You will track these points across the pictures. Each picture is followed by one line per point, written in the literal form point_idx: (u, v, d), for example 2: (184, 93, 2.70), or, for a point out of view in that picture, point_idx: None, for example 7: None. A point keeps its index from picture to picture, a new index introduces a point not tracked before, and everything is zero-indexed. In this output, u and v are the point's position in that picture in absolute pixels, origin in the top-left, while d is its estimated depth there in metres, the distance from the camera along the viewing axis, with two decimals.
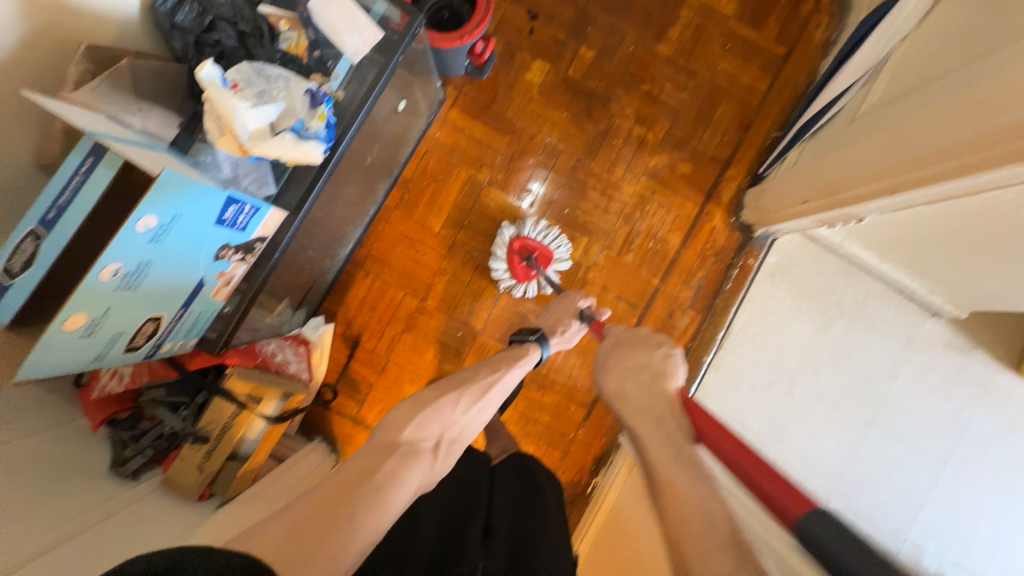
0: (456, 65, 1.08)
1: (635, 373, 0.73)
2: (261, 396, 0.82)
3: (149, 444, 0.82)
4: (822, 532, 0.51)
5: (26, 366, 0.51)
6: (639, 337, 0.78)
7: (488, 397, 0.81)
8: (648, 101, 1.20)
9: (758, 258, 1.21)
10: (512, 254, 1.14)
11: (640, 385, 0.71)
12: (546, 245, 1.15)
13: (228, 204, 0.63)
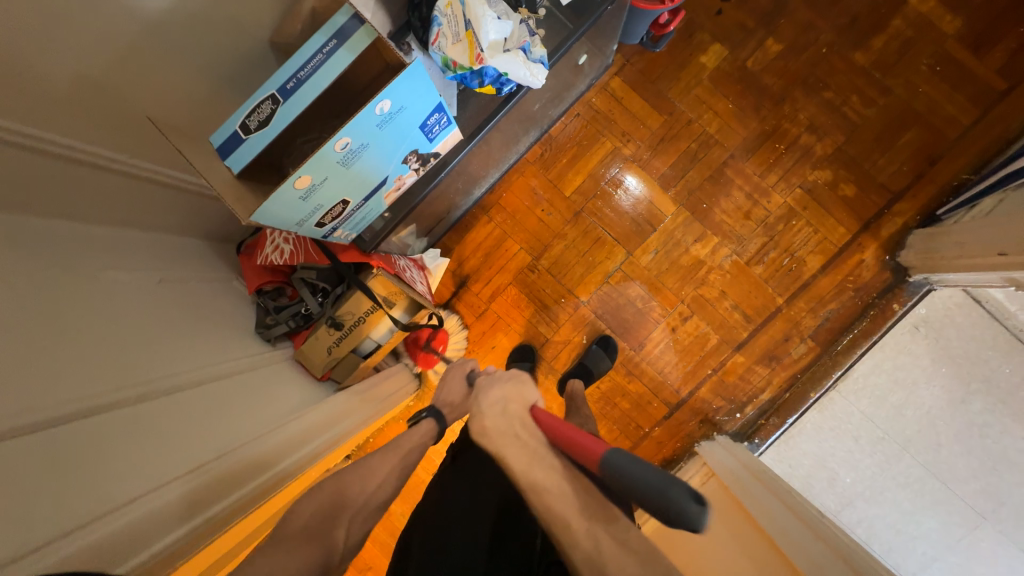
0: (636, 32, 1.06)
1: (502, 399, 0.65)
2: (394, 301, 0.89)
3: (287, 318, 0.89)
4: (622, 464, 0.47)
5: (260, 211, 0.57)
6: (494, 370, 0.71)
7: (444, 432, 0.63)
8: (825, 110, 1.11)
9: (904, 306, 1.09)
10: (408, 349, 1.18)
11: (498, 413, 0.62)
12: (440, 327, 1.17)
13: (435, 110, 0.66)
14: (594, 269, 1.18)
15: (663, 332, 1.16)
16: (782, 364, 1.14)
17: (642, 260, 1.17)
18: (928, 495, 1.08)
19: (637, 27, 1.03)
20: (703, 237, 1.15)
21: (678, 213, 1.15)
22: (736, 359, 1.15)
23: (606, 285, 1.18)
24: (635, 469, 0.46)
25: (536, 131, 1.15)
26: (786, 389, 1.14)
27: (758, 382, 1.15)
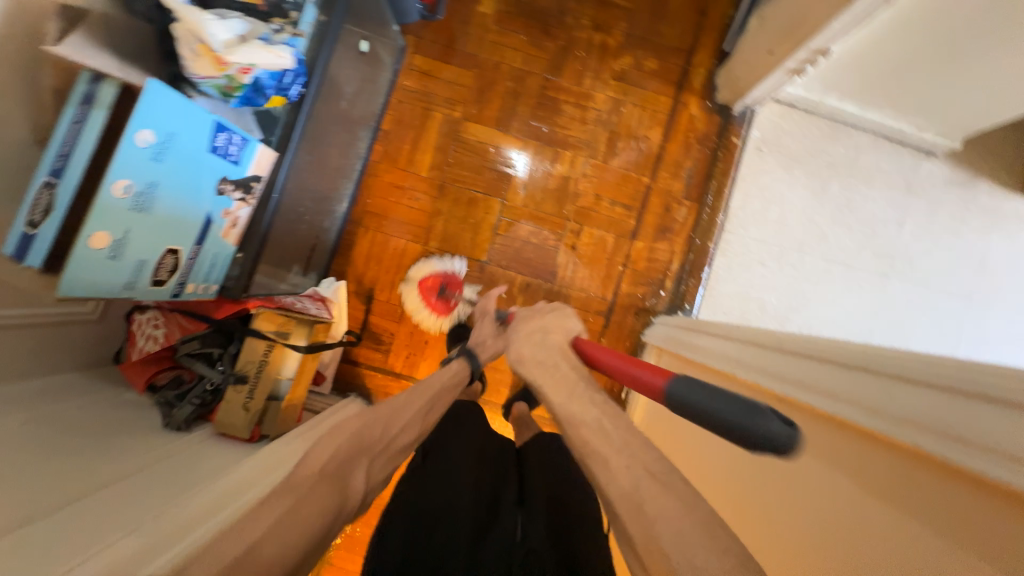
0: (409, 9, 1.13)
1: (527, 339, 0.66)
2: (289, 330, 0.88)
3: (195, 398, 0.85)
4: (682, 392, 0.48)
5: (66, 283, 0.57)
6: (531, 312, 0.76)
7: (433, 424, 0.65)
8: (603, 8, 1.22)
9: (741, 136, 1.21)
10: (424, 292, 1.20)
11: (535, 344, 0.65)
12: (450, 271, 1.20)
13: (216, 130, 0.67)
14: (481, 228, 1.22)
15: (566, 252, 1.22)
16: (675, 231, 1.23)
17: (518, 200, 1.22)
18: (841, 282, 1.19)
19: (405, 2, 1.09)
20: (558, 156, 1.22)
21: (527, 146, 1.22)
22: (638, 246, 1.22)
23: (497, 236, 1.22)
24: (729, 413, 0.43)
25: (368, 130, 1.19)
26: (688, 249, 1.23)
27: (665, 257, 1.23)
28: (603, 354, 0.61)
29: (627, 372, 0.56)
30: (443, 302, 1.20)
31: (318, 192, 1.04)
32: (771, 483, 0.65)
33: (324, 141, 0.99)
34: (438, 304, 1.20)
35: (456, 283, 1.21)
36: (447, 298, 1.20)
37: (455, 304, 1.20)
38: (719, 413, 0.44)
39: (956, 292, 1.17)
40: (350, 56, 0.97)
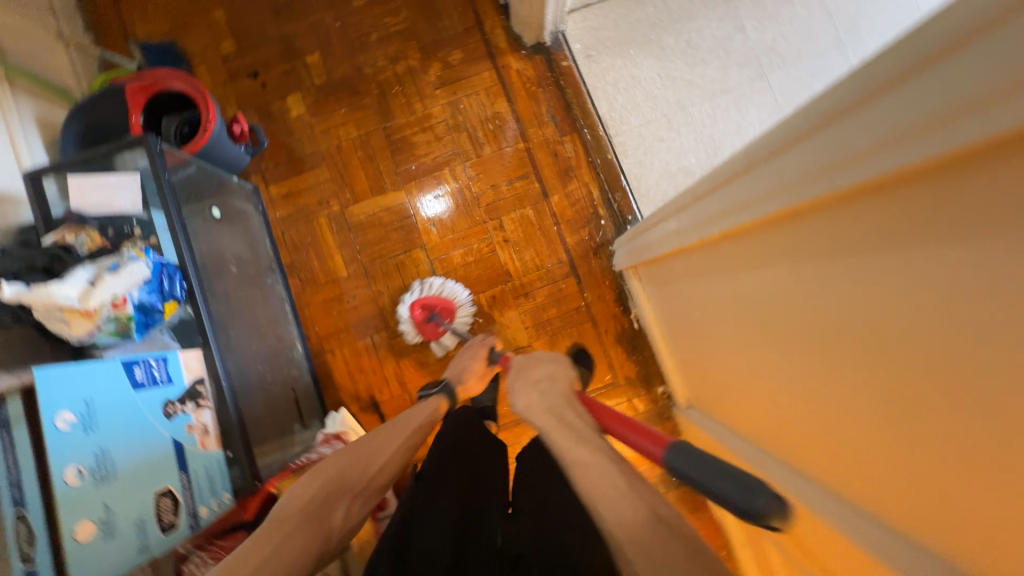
0: (236, 156, 1.16)
1: (534, 387, 0.72)
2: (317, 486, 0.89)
3: None
4: (689, 467, 0.52)
5: None
6: (539, 356, 0.81)
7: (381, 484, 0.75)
8: (387, 42, 1.27)
9: (568, 57, 1.25)
10: (415, 316, 1.19)
11: (540, 396, 0.70)
12: (445, 300, 1.19)
13: (130, 370, 0.71)
14: (422, 281, 1.24)
15: (503, 249, 1.24)
16: (575, 166, 1.25)
17: (434, 238, 1.24)
18: (731, 106, 1.21)
19: (229, 152, 1.13)
20: (439, 180, 1.25)
21: (409, 191, 1.25)
22: (555, 200, 1.25)
23: (440, 278, 1.23)
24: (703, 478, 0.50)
25: (276, 273, 1.20)
26: (596, 173, 1.25)
27: (582, 193, 1.25)
28: (606, 416, 0.65)
29: (633, 434, 0.60)
30: (430, 328, 1.19)
31: (268, 353, 1.05)
32: (784, 313, 0.60)
33: (242, 311, 1.01)
34: (427, 330, 1.19)
35: (447, 311, 1.19)
36: (436, 325, 1.18)
37: (443, 331, 1.18)
38: (714, 484, 0.49)
39: (825, 46, 1.21)
40: (213, 231, 1.01)
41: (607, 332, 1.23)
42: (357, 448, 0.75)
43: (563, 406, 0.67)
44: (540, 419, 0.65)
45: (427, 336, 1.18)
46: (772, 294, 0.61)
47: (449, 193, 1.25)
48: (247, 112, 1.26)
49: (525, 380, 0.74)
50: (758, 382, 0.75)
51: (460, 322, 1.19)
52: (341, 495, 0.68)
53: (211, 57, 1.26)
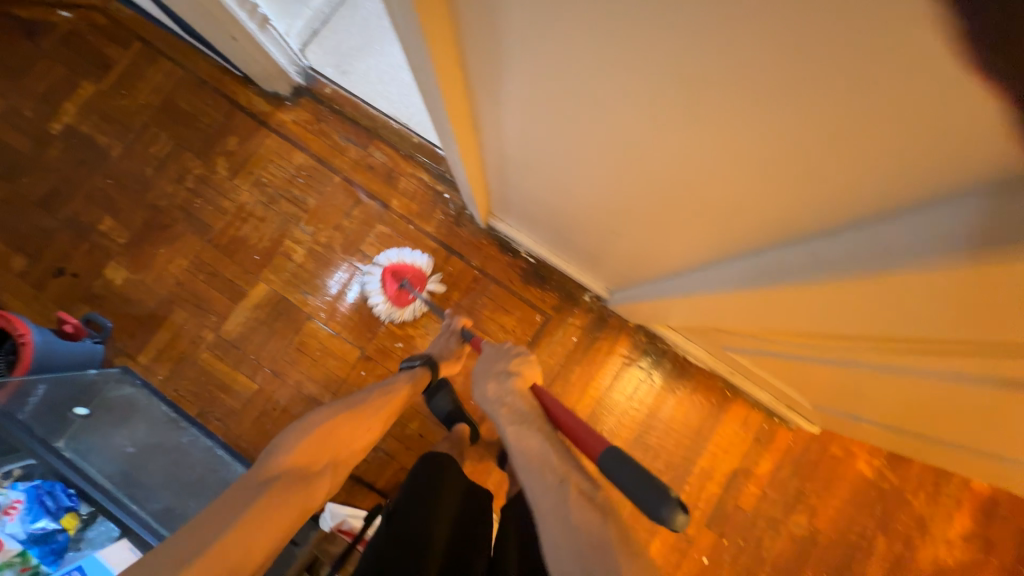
0: (84, 349, 1.12)
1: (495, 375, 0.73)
2: None
3: None
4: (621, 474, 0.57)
5: None
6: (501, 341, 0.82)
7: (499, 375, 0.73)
8: (165, 169, 1.26)
9: (328, 83, 1.28)
10: (386, 276, 1.19)
11: (501, 385, 0.71)
12: (421, 267, 1.21)
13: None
14: (329, 346, 1.22)
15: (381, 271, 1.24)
16: (394, 166, 1.28)
17: (315, 303, 1.23)
18: None
19: (75, 352, 1.09)
20: (288, 253, 1.24)
21: (267, 278, 1.23)
22: (396, 204, 1.27)
23: (343, 332, 1.22)
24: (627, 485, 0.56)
25: (190, 427, 1.14)
26: (415, 160, 1.28)
27: (414, 183, 1.27)
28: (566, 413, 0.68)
29: (582, 433, 0.64)
30: (401, 296, 1.20)
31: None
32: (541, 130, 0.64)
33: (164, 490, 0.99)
34: (398, 298, 1.20)
35: (417, 279, 1.21)
36: (407, 291, 1.19)
37: (412, 299, 1.20)
38: (640, 495, 0.55)
39: None
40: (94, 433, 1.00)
41: (511, 281, 1.25)
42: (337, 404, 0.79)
43: (515, 398, 0.69)
44: (497, 411, 0.69)
45: (397, 303, 1.19)
46: (540, 137, 0.66)
47: (303, 256, 1.24)
48: (75, 307, 1.21)
49: (491, 368, 0.74)
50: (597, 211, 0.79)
51: (416, 309, 1.20)
52: (326, 454, 0.71)
53: (8, 281, 1.21)
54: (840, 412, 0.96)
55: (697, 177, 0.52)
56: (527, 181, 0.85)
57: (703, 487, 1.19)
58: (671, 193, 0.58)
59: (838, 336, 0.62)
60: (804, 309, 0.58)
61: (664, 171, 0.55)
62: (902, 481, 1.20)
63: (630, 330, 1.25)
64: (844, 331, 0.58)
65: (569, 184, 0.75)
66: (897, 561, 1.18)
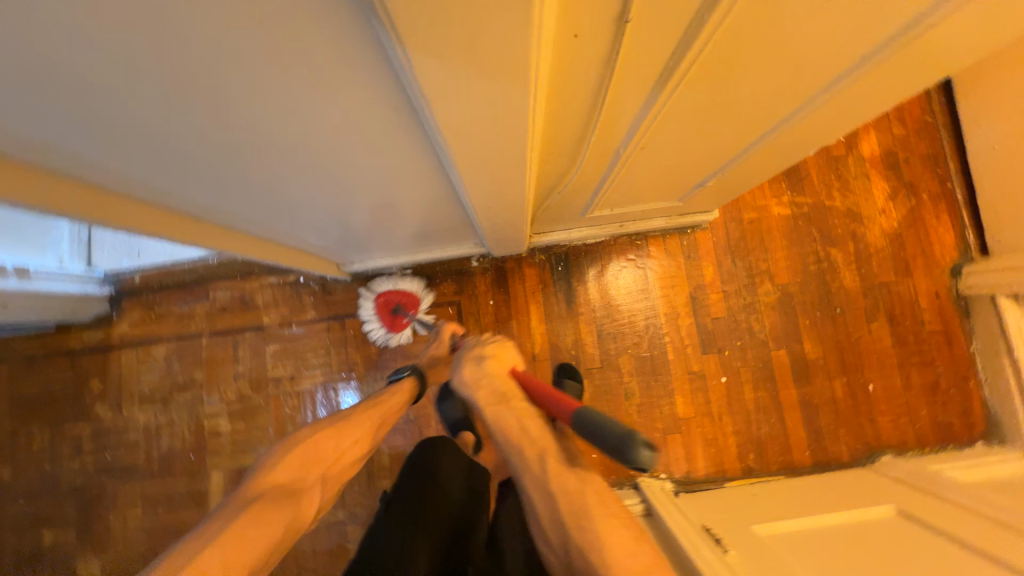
0: None
1: (486, 361, 0.71)
2: None
3: None
4: (589, 428, 0.55)
5: None
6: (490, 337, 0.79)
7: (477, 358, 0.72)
8: (60, 452, 1.22)
9: (132, 273, 1.26)
10: (376, 310, 1.20)
11: (489, 364, 0.71)
12: (414, 290, 1.22)
13: None
14: None
15: (301, 380, 1.24)
16: (242, 291, 1.26)
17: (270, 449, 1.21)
18: None
19: None
20: (214, 431, 1.22)
21: (214, 464, 1.20)
22: (269, 319, 1.25)
23: None
24: (605, 430, 0.54)
25: None
26: (254, 273, 1.26)
27: (269, 291, 1.26)
28: (538, 387, 0.67)
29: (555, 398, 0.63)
30: (397, 320, 1.21)
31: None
32: (259, 189, 0.60)
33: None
34: (397, 323, 1.21)
35: (411, 303, 1.22)
36: (401, 316, 1.20)
37: (407, 322, 1.20)
38: (603, 442, 0.54)
39: None
40: None
41: (407, 301, 1.26)
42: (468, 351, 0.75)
43: (495, 386, 0.68)
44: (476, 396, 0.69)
45: (393, 326, 1.20)
46: (219, 201, 0.62)
47: (230, 423, 1.22)
48: None
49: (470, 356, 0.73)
50: (378, 209, 0.78)
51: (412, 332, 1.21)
52: (306, 471, 0.67)
53: None
54: (700, 185, 0.95)
55: (375, 143, 0.50)
56: (313, 224, 0.82)
57: (679, 327, 1.23)
58: (381, 164, 0.57)
59: (579, 157, 0.62)
60: (515, 176, 0.55)
61: (355, 154, 0.53)
62: (817, 195, 1.26)
63: (528, 260, 1.27)
64: (569, 147, 0.58)
65: (308, 209, 0.72)
66: (860, 258, 1.23)
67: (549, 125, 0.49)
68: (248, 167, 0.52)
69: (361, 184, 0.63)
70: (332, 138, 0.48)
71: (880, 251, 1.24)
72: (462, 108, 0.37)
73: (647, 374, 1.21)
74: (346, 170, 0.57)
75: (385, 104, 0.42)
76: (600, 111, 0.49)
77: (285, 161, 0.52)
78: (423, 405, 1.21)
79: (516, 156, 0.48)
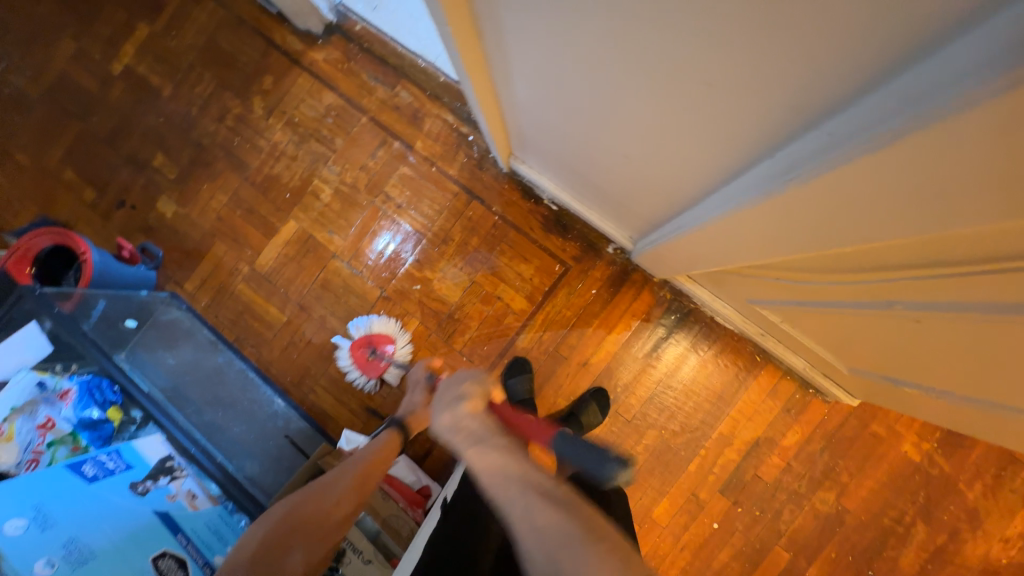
0: (137, 276, 1.22)
1: (456, 403, 0.67)
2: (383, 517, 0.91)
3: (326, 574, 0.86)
4: (570, 450, 0.62)
5: None
6: (458, 374, 0.75)
7: (454, 401, 0.68)
8: (209, 109, 1.32)
9: (357, 19, 1.27)
10: (355, 361, 1.21)
11: (455, 407, 0.66)
12: (381, 336, 1.21)
13: (79, 465, 0.72)
14: (351, 285, 1.25)
15: (403, 214, 1.25)
16: (420, 107, 1.25)
17: (340, 242, 1.26)
18: None
19: (129, 275, 1.20)
20: (316, 193, 1.28)
21: (296, 216, 1.28)
22: (421, 146, 1.25)
23: (365, 271, 1.25)
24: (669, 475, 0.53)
25: (225, 350, 1.24)
26: (441, 100, 1.25)
27: (439, 125, 1.25)
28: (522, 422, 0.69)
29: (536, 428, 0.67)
30: (374, 365, 1.20)
31: (251, 432, 1.16)
32: (564, 51, 0.54)
33: (211, 413, 1.15)
34: (372, 368, 1.20)
35: (386, 344, 1.21)
36: (378, 360, 1.20)
37: (384, 367, 1.20)
38: (585, 458, 0.61)
39: None
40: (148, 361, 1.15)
41: (532, 229, 1.22)
42: (448, 391, 0.71)
43: (470, 420, 0.64)
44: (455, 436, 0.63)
45: (371, 373, 1.20)
46: (524, 43, 0.59)
47: (331, 197, 1.27)
48: (132, 235, 1.32)
49: (445, 399, 0.69)
50: (613, 146, 0.71)
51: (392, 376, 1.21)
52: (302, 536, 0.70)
53: (81, 211, 1.33)
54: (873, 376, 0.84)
55: (726, 103, 0.43)
56: (546, 112, 0.76)
57: (721, 453, 1.14)
58: (692, 121, 0.49)
59: (870, 273, 0.52)
60: (813, 239, 0.48)
61: (688, 96, 0.46)
62: (958, 471, 1.07)
63: (654, 286, 1.18)
64: (878, 261, 0.49)
65: (568, 106, 0.68)
66: (937, 553, 1.07)
67: (911, 239, 0.41)
68: (595, 25, 0.46)
69: (644, 118, 0.56)
70: (703, 81, 0.43)
71: (962, 566, 1.07)
72: (927, 155, 0.30)
73: (659, 462, 1.15)
74: (658, 110, 0.52)
75: (800, 97, 0.37)
76: (979, 263, 0.40)
77: (633, 61, 0.47)
78: (471, 317, 1.22)
79: (857, 215, 0.41)
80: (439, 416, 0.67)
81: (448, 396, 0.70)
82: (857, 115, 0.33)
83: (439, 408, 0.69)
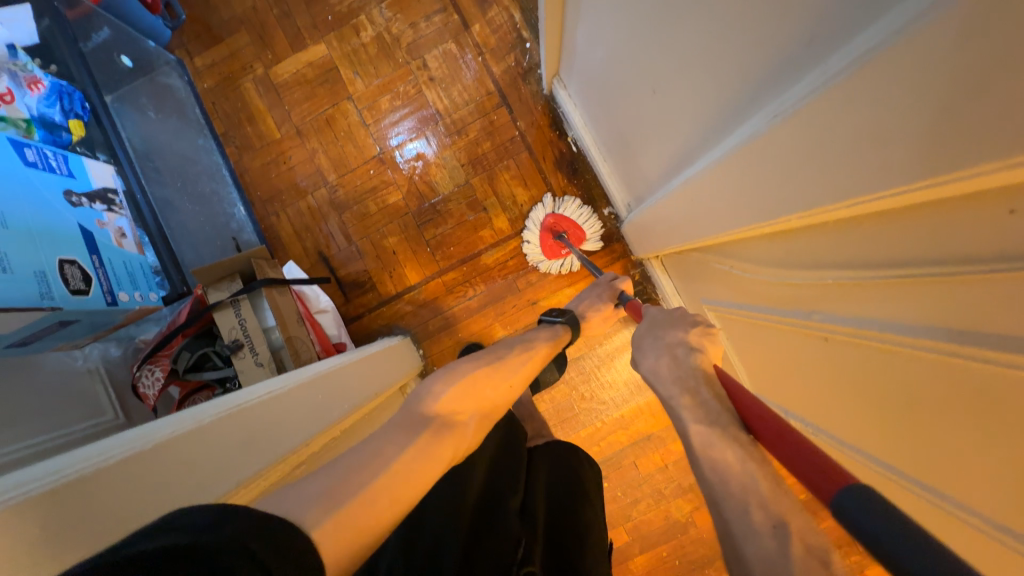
0: (147, 24, 1.16)
1: (668, 351, 0.55)
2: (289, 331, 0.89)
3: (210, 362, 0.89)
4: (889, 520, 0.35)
5: None
6: (674, 317, 0.62)
7: (678, 358, 0.53)
8: None
9: None
10: (545, 232, 1.18)
11: (672, 365, 0.52)
12: (580, 228, 1.18)
13: (20, 147, 0.72)
14: (354, 134, 1.23)
15: (431, 88, 1.22)
16: None
17: (361, 87, 1.23)
18: None
19: (142, 22, 1.15)
20: (358, 29, 1.22)
21: (330, 42, 1.23)
22: (477, 30, 1.20)
23: (372, 127, 1.23)
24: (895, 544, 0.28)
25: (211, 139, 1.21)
26: None
27: (503, 18, 1.20)
28: (754, 407, 0.43)
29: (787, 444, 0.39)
30: (554, 247, 1.18)
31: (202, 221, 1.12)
32: None
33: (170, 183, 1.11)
34: (553, 249, 1.18)
35: (576, 235, 1.18)
36: (561, 246, 1.17)
37: (562, 255, 1.18)
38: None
39: None
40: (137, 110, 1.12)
41: (544, 159, 1.21)
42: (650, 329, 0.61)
43: (698, 379, 0.49)
44: (667, 393, 0.50)
45: (548, 256, 1.18)
46: None
47: (371, 39, 1.22)
48: None
49: (662, 341, 0.57)
50: (647, 84, 0.71)
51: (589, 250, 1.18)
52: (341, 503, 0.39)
53: None
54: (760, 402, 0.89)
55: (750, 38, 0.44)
56: (603, 25, 0.75)
57: (614, 433, 1.20)
58: (720, 59, 0.50)
59: (816, 272, 0.54)
60: (777, 204, 0.49)
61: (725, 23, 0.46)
62: None
63: (629, 263, 1.20)
64: (830, 255, 0.51)
65: (628, 22, 0.66)
66: None
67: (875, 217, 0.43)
68: None
69: (681, 50, 0.56)
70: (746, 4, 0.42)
71: None
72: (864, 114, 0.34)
73: (557, 417, 1.20)
74: (702, 39, 0.51)
75: (818, 26, 0.36)
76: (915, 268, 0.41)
77: None
78: (451, 213, 1.22)
79: (806, 180, 0.44)
80: (647, 370, 0.55)
81: (673, 335, 0.57)
82: (852, 47, 0.34)
83: (643, 358, 0.57)
